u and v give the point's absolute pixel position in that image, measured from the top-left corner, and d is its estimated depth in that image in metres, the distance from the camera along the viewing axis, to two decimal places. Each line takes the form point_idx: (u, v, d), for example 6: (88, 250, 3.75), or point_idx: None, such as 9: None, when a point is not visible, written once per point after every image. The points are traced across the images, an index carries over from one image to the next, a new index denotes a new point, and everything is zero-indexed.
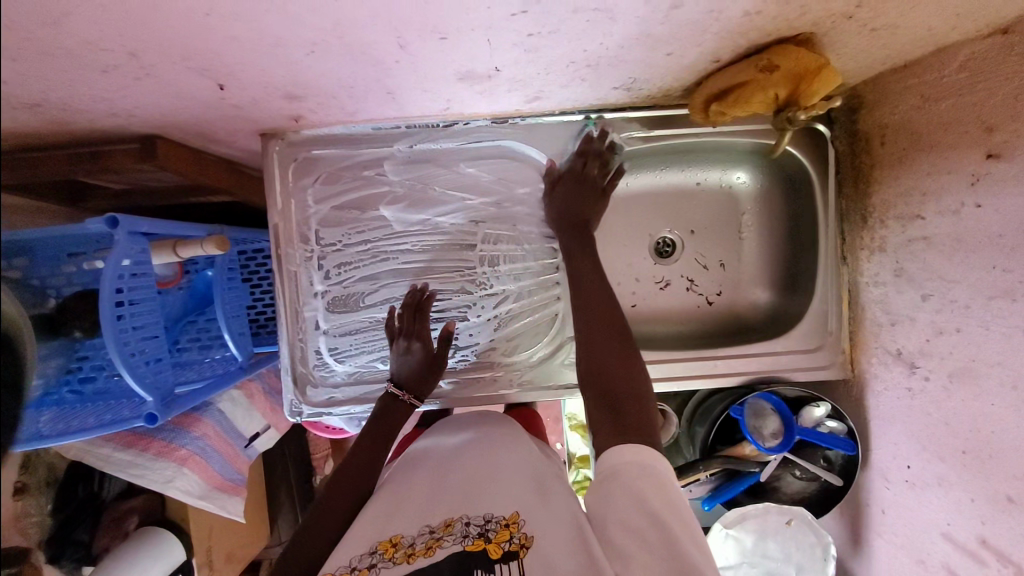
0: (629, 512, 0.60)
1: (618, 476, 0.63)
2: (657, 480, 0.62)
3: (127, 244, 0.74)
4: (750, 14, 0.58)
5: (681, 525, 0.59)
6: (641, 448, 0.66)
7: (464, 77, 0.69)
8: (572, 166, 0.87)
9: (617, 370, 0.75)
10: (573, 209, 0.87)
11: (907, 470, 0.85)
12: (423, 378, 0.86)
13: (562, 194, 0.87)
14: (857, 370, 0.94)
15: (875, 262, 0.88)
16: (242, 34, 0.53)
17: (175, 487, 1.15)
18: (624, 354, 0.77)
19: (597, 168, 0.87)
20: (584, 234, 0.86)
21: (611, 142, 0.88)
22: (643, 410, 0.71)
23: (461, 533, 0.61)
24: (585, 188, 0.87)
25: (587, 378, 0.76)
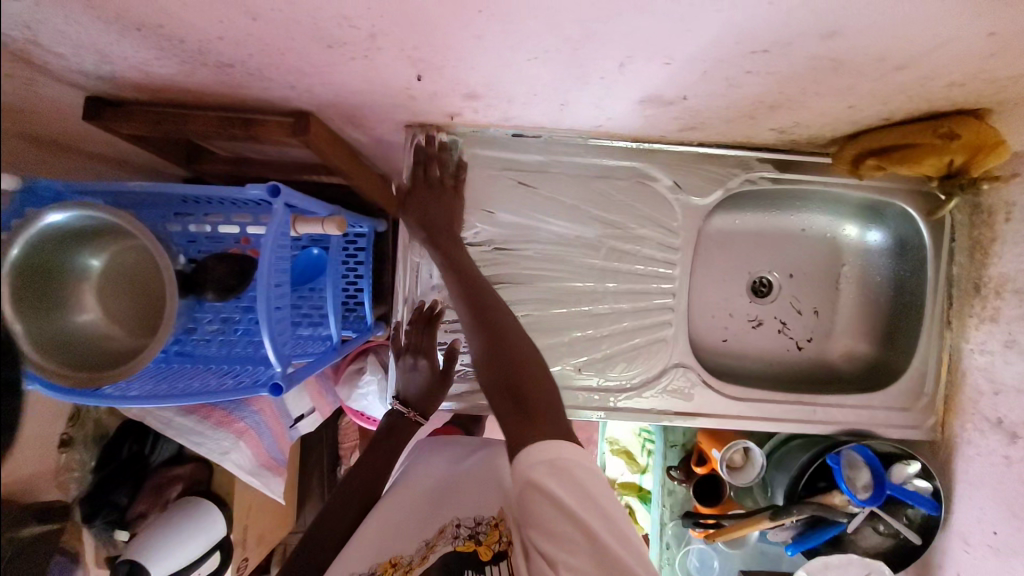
0: (552, 519, 0.55)
1: (524, 481, 0.57)
2: (571, 475, 0.56)
3: (283, 213, 0.75)
4: (952, 85, 0.61)
5: (604, 519, 0.56)
6: (557, 440, 0.59)
7: (645, 101, 0.70)
8: (416, 175, 0.86)
9: (522, 365, 0.66)
10: (445, 217, 0.85)
11: (993, 536, 0.86)
12: (428, 394, 0.85)
13: (424, 204, 0.85)
14: (946, 433, 0.96)
15: (984, 331, 0.90)
16: (486, 33, 0.54)
17: (230, 460, 1.11)
18: (526, 350, 0.68)
19: (440, 171, 0.86)
20: (458, 243, 0.84)
21: (448, 147, 0.87)
22: (553, 401, 0.63)
23: (452, 535, 0.67)
24: (435, 191, 0.86)
25: (491, 386, 0.66)
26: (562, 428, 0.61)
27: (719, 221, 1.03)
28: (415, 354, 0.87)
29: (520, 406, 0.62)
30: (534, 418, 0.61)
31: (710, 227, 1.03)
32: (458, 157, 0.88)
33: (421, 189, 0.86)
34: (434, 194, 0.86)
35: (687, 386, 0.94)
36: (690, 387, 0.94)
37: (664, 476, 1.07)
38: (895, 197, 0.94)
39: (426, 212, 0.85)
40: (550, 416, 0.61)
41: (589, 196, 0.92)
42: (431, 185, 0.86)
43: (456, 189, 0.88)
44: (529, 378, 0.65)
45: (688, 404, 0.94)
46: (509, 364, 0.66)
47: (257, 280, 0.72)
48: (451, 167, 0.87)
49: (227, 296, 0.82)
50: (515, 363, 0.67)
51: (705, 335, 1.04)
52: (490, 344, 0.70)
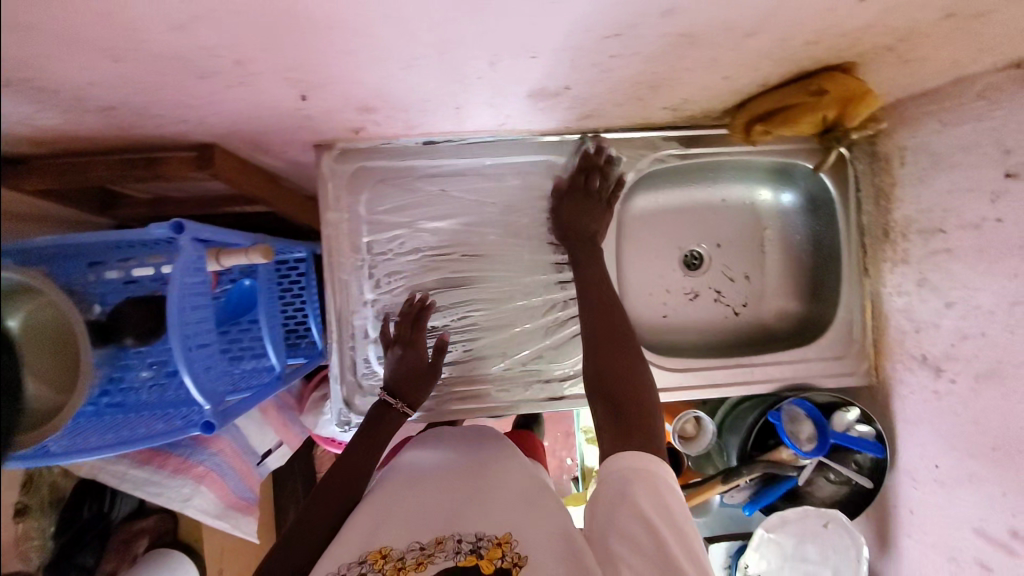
0: (626, 521, 0.60)
1: (613, 483, 0.64)
2: (654, 487, 0.63)
3: (190, 249, 0.75)
4: (808, 44, 0.64)
5: (677, 532, 0.59)
6: (644, 455, 0.66)
7: (533, 95, 0.72)
8: (576, 183, 0.91)
9: (622, 374, 0.75)
10: (572, 218, 0.90)
11: (936, 470, 0.89)
12: (415, 386, 0.86)
13: (566, 213, 0.90)
14: (881, 376, 1.00)
15: (898, 274, 0.94)
16: (350, 47, 0.55)
17: (192, 506, 1.09)
18: (639, 365, 0.76)
19: (600, 182, 0.91)
20: (564, 256, 0.89)
21: (611, 161, 0.93)
22: (648, 414, 0.71)
23: (453, 550, 0.61)
24: (588, 199, 0.90)
25: (595, 389, 0.75)
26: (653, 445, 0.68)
27: (642, 201, 1.06)
28: (403, 345, 0.87)
29: (622, 416, 0.71)
30: (631, 431, 0.69)
31: (634, 209, 1.06)
32: (616, 175, 0.93)
33: (573, 197, 0.91)
34: (592, 202, 0.90)
35: None
36: None
37: None
38: (798, 158, 0.97)
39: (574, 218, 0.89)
40: (642, 426, 0.69)
41: (507, 193, 0.94)
42: (579, 192, 0.91)
43: (609, 200, 0.92)
44: (636, 391, 0.73)
45: None
46: (629, 374, 0.75)
47: (169, 323, 0.73)
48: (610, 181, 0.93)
49: (148, 340, 0.81)
50: (614, 372, 0.75)
51: (644, 314, 1.06)
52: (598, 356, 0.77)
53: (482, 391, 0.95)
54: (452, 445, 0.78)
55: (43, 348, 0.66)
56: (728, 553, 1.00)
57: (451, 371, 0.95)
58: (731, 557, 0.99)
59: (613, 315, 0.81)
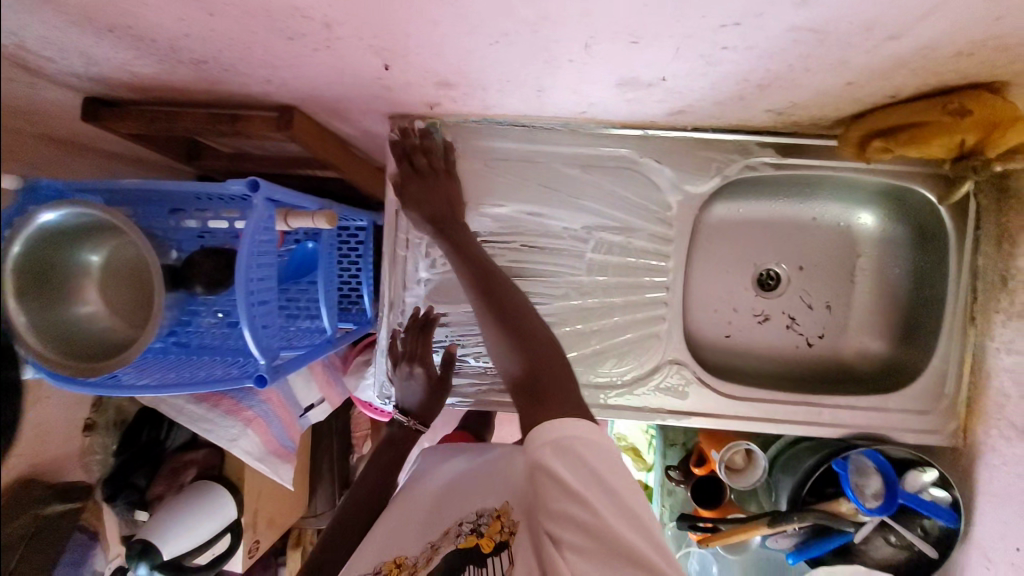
0: (557, 498, 0.55)
1: (532, 465, 0.58)
2: (575, 456, 0.57)
3: (262, 209, 0.76)
4: (960, 54, 0.55)
5: (612, 496, 0.56)
6: (565, 419, 0.60)
7: (625, 83, 0.67)
8: (405, 168, 0.84)
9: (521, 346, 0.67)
10: (429, 202, 0.82)
11: (1015, 552, 0.79)
12: (432, 400, 0.86)
13: (415, 198, 0.83)
14: (969, 439, 0.89)
15: (1012, 328, 0.82)
16: (440, 17, 0.52)
17: (238, 446, 1.15)
18: (539, 335, 0.68)
19: (426, 159, 0.83)
20: (464, 226, 0.82)
21: (435, 127, 0.84)
22: (561, 380, 0.64)
23: (455, 533, 0.66)
24: (427, 179, 0.84)
25: (506, 374, 0.68)
26: (571, 408, 0.61)
27: (722, 210, 0.98)
28: (410, 361, 0.87)
29: (532, 388, 0.64)
30: (547, 398, 0.62)
31: (712, 217, 0.98)
32: (442, 139, 0.85)
33: (417, 181, 0.84)
34: (434, 182, 0.84)
35: (681, 384, 0.91)
36: (684, 385, 0.91)
37: (662, 476, 1.04)
38: (914, 183, 0.86)
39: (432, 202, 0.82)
40: (558, 394, 0.63)
41: (579, 185, 0.89)
42: (420, 175, 0.84)
43: (451, 173, 0.86)
44: (542, 359, 0.65)
45: (683, 402, 0.90)
46: (524, 347, 0.67)
47: (238, 275, 0.75)
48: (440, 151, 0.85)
49: (215, 290, 0.83)
50: (514, 350, 0.67)
51: (706, 330, 1.00)
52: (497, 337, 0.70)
53: None
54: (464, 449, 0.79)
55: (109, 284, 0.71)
56: None
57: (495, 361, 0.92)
58: None
59: (512, 291, 0.73)
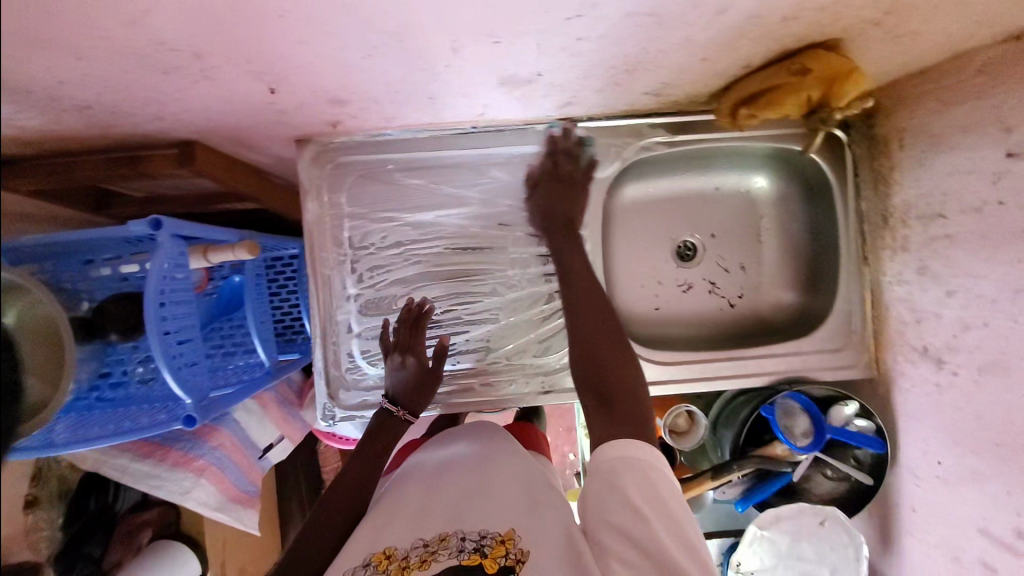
0: (616, 511, 0.61)
1: (604, 471, 0.65)
2: (646, 483, 0.63)
3: (168, 245, 0.76)
4: (787, 20, 0.61)
5: (668, 522, 0.60)
6: (631, 440, 0.67)
7: (506, 82, 0.71)
8: (546, 167, 0.90)
9: (610, 369, 0.75)
10: (560, 208, 0.89)
11: (939, 466, 0.86)
12: (421, 392, 0.85)
13: (547, 198, 0.89)
14: (882, 369, 0.96)
15: (898, 261, 0.90)
16: (307, 36, 0.55)
17: (192, 499, 1.10)
18: (622, 360, 0.76)
19: (569, 165, 0.89)
20: (574, 237, 0.88)
21: (583, 143, 0.90)
22: (638, 402, 0.72)
23: (457, 548, 0.63)
24: (565, 186, 0.89)
25: (582, 381, 0.76)
26: (639, 432, 0.69)
27: (632, 191, 1.03)
28: (402, 352, 0.86)
29: (609, 400, 0.72)
30: (621, 416, 0.70)
31: (624, 199, 1.03)
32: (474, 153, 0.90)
33: (548, 181, 0.90)
34: (568, 189, 0.89)
35: None
36: None
37: None
38: (790, 142, 0.94)
39: (546, 204, 0.89)
40: (635, 418, 0.70)
41: (491, 184, 0.93)
42: (559, 179, 0.89)
43: (585, 185, 0.90)
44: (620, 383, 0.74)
45: None
46: (609, 366, 0.75)
47: (148, 323, 0.73)
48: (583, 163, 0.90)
49: (132, 336, 0.82)
50: (600, 365, 0.76)
51: (636, 305, 1.04)
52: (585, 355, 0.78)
53: (469, 385, 0.94)
54: (465, 436, 0.80)
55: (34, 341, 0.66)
56: (720, 550, 0.99)
57: None
58: (724, 554, 0.98)
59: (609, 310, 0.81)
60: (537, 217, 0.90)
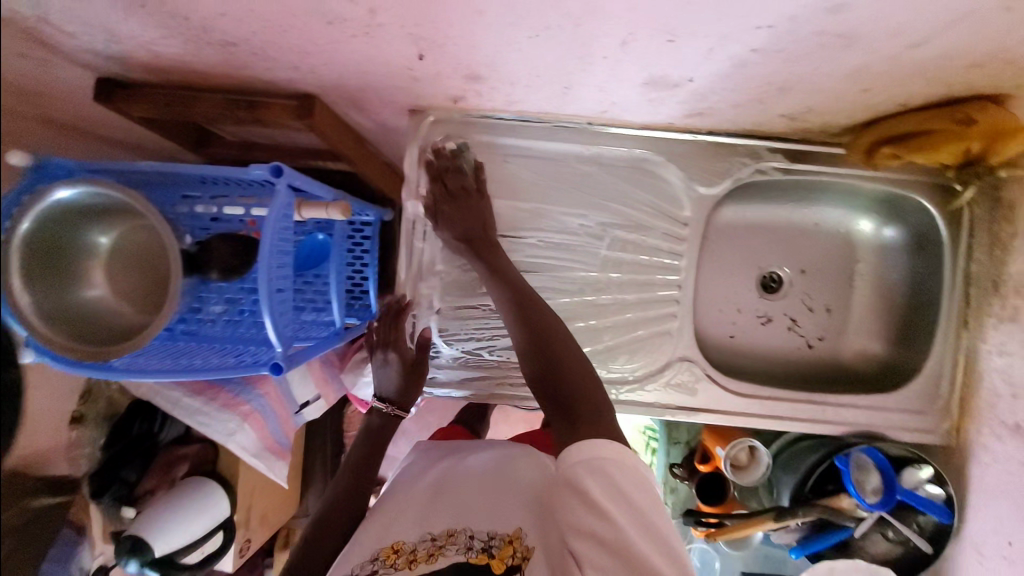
0: (580, 514, 0.55)
1: (562, 484, 0.58)
2: (605, 474, 0.57)
3: (285, 194, 0.76)
4: (974, 65, 0.59)
5: (636, 516, 0.55)
6: (590, 439, 0.60)
7: (651, 83, 0.69)
8: (438, 190, 0.84)
9: (566, 376, 0.67)
10: (465, 225, 0.82)
11: (1008, 547, 0.82)
12: (410, 386, 0.83)
13: (450, 219, 0.82)
14: (961, 437, 0.92)
15: (1003, 331, 0.86)
16: (485, 7, 0.54)
17: (235, 442, 1.11)
18: (578, 357, 0.69)
19: (455, 177, 0.83)
20: (501, 252, 0.81)
21: (459, 153, 0.85)
22: (596, 403, 0.64)
23: (464, 545, 0.63)
24: (465, 199, 0.83)
25: (543, 393, 0.68)
26: (607, 431, 0.62)
27: (729, 213, 1.00)
28: (383, 349, 0.85)
29: (571, 415, 0.64)
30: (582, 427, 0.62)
31: (720, 219, 1.01)
32: (472, 161, 0.86)
33: (445, 202, 0.83)
34: (467, 205, 0.83)
35: (692, 381, 0.92)
36: (694, 382, 0.92)
37: (666, 474, 1.05)
38: (911, 190, 0.91)
39: (461, 222, 0.82)
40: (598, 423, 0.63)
41: (596, 181, 0.91)
42: (456, 196, 0.83)
43: (482, 192, 0.84)
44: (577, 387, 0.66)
45: (693, 399, 0.92)
46: (567, 373, 0.67)
47: (260, 259, 0.74)
48: (470, 172, 0.84)
49: (230, 277, 0.81)
50: (559, 375, 0.67)
51: (712, 329, 1.02)
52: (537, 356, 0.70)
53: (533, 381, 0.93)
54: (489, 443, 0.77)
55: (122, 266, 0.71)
56: None
57: (506, 355, 0.93)
58: None
59: (532, 302, 0.75)
60: (455, 233, 0.82)
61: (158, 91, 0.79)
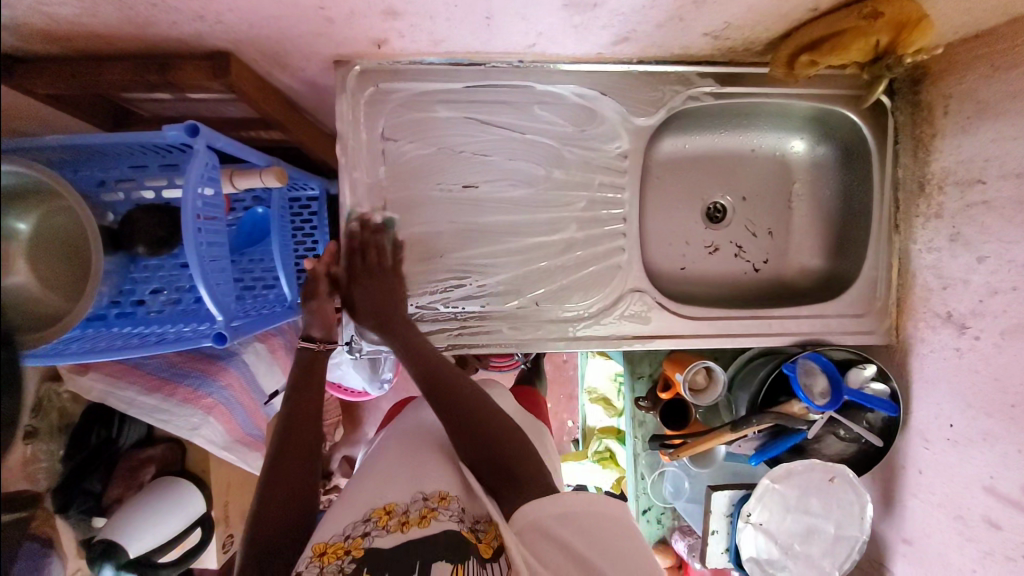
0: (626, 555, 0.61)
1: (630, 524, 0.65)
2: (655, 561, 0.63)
3: (204, 153, 0.73)
4: None
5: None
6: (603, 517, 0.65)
7: (569, 5, 0.69)
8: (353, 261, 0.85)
9: (498, 442, 0.71)
10: (386, 302, 0.83)
11: (949, 429, 0.88)
12: (317, 320, 0.86)
13: (363, 285, 0.84)
14: (901, 336, 0.98)
15: (930, 229, 0.91)
16: None
17: (200, 436, 1.00)
18: (507, 432, 0.73)
19: (378, 255, 0.85)
20: (410, 324, 0.83)
21: (383, 228, 0.86)
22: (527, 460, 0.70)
23: (457, 515, 0.66)
24: (380, 277, 0.85)
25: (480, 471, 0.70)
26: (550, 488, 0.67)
27: (669, 145, 1.01)
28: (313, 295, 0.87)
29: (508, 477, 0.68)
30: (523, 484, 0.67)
31: (661, 152, 1.02)
32: (393, 237, 0.88)
33: (365, 277, 0.84)
34: (383, 281, 0.85)
35: (644, 310, 0.95)
36: (647, 311, 0.95)
37: (634, 408, 1.11)
38: (836, 103, 0.94)
39: (376, 295, 0.83)
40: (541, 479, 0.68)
41: (533, 120, 0.90)
42: (366, 274, 0.85)
43: (399, 270, 0.87)
44: (513, 453, 0.70)
45: (646, 327, 0.94)
46: (502, 446, 0.71)
47: (184, 231, 0.71)
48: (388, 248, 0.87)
49: (160, 249, 0.79)
50: (495, 444, 0.71)
51: (663, 263, 1.04)
52: (462, 435, 0.72)
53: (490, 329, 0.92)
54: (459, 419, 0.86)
55: (66, 258, 0.66)
56: (730, 501, 1.00)
57: (463, 306, 0.91)
58: (735, 504, 0.99)
59: (462, 396, 0.75)
60: (369, 306, 0.83)
61: (59, 61, 0.75)
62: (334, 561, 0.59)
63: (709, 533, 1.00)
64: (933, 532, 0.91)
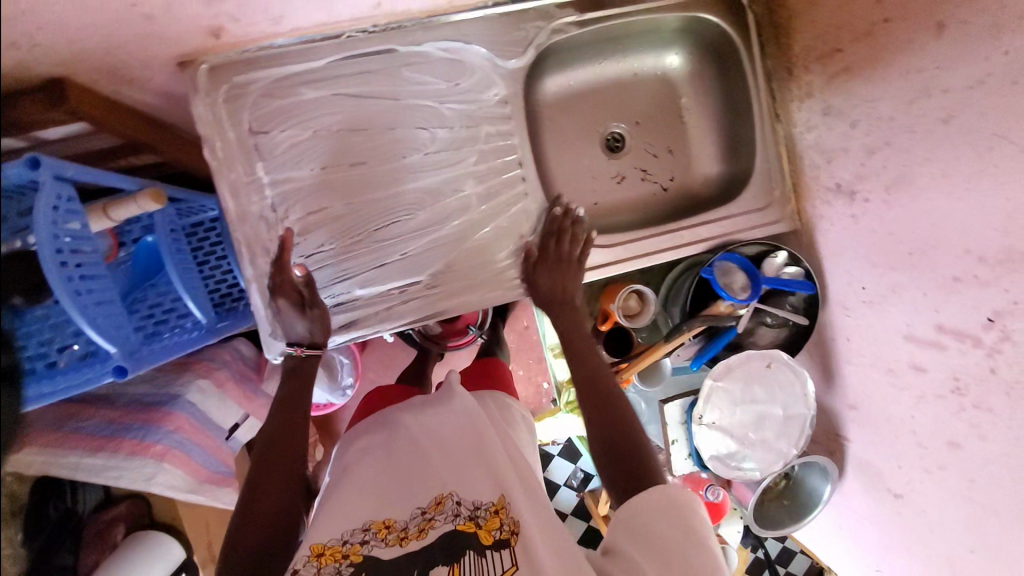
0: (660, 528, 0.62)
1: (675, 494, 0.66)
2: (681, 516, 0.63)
3: (53, 187, 0.69)
4: None
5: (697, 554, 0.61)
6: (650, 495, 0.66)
7: None
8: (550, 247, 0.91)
9: (618, 438, 0.73)
10: (557, 289, 0.89)
11: (863, 292, 0.94)
12: (319, 324, 0.83)
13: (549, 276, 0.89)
14: (804, 218, 1.02)
15: (805, 109, 0.96)
16: None
17: (158, 485, 0.95)
18: (634, 435, 0.74)
19: (568, 244, 0.91)
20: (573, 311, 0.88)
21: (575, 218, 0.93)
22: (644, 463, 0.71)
23: (452, 513, 0.65)
24: (563, 266, 0.90)
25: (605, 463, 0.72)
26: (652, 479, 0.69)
27: (552, 84, 1.02)
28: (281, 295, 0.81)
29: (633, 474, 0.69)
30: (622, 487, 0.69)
31: (545, 94, 1.02)
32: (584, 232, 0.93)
33: (549, 261, 0.90)
34: (572, 270, 0.90)
35: None
36: None
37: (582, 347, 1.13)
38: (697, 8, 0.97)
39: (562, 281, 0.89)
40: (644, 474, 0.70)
41: (405, 82, 0.88)
42: (550, 259, 0.91)
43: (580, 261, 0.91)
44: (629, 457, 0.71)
45: None
46: (623, 446, 0.72)
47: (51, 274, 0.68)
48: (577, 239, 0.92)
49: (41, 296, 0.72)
50: (621, 437, 0.73)
51: (574, 202, 1.05)
52: (600, 417, 0.75)
53: (413, 301, 0.92)
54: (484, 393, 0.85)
55: None
56: (682, 410, 1.06)
57: (384, 284, 0.91)
58: (687, 411, 1.05)
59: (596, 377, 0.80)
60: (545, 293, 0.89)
61: None
62: (332, 565, 0.61)
63: (670, 443, 1.05)
64: (872, 392, 0.97)
